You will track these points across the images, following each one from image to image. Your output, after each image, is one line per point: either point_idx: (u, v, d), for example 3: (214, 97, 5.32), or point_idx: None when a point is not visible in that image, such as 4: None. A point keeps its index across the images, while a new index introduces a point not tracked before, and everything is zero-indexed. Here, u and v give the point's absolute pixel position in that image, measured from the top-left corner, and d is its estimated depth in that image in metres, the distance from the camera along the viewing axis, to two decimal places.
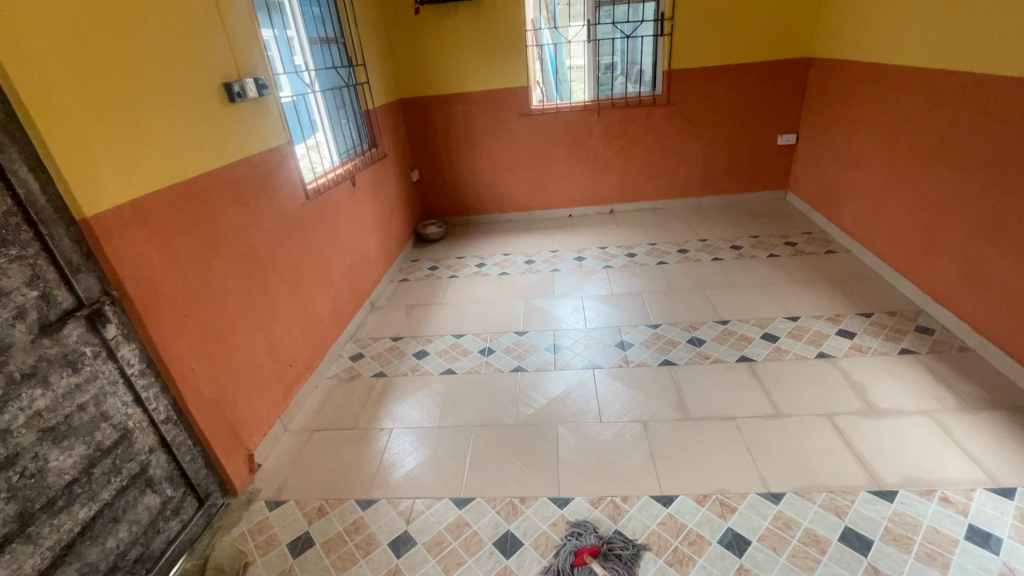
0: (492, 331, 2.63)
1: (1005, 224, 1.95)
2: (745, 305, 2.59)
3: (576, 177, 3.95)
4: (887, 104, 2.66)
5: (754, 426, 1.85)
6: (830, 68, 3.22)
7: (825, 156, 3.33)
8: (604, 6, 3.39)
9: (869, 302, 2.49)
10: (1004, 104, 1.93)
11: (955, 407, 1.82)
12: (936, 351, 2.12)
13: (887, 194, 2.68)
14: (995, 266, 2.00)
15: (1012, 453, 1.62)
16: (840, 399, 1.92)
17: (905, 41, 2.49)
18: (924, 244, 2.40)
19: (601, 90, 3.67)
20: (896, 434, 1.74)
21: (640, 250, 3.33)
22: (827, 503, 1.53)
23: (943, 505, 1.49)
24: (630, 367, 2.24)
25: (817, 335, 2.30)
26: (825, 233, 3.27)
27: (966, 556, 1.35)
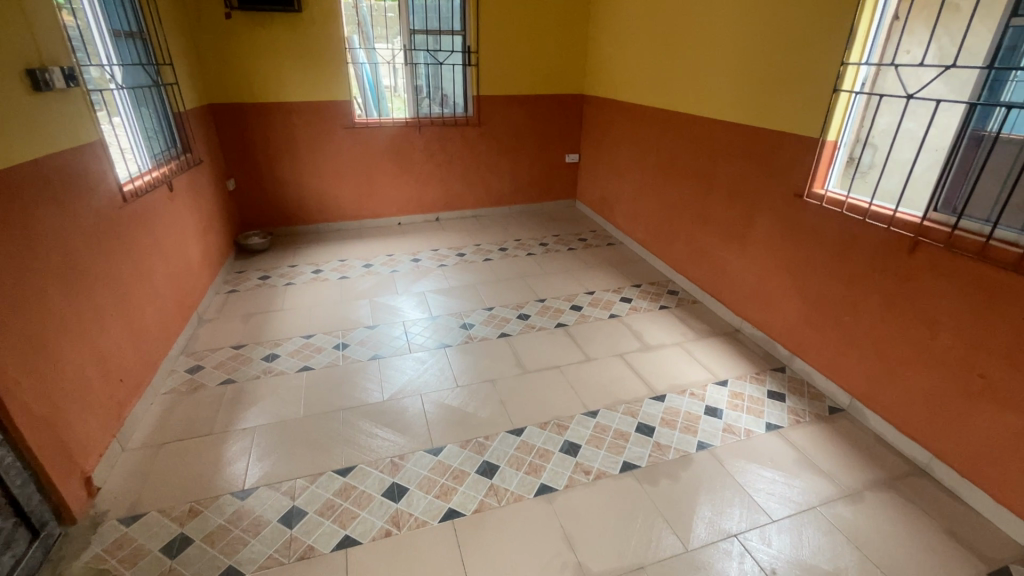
0: (342, 328, 2.74)
1: (709, 214, 2.92)
2: (556, 286, 3.22)
3: (403, 187, 4.23)
4: (636, 133, 3.62)
5: (573, 369, 2.40)
6: (597, 104, 4.17)
7: (600, 171, 4.27)
8: (418, 35, 3.77)
9: (638, 277, 3.35)
10: (702, 135, 2.90)
11: (693, 338, 2.66)
12: (681, 304, 3.00)
13: (642, 198, 3.63)
14: (706, 243, 2.97)
15: (724, 359, 2.48)
16: (627, 343, 2.61)
17: (644, 87, 3.45)
18: (667, 232, 3.35)
19: (420, 109, 4.04)
20: (662, 360, 2.47)
21: (467, 250, 3.77)
22: (626, 410, 2.13)
23: (692, 397, 2.21)
24: (475, 342, 2.62)
25: (608, 302, 3.02)
26: (605, 230, 4.19)
27: (705, 423, 2.06)
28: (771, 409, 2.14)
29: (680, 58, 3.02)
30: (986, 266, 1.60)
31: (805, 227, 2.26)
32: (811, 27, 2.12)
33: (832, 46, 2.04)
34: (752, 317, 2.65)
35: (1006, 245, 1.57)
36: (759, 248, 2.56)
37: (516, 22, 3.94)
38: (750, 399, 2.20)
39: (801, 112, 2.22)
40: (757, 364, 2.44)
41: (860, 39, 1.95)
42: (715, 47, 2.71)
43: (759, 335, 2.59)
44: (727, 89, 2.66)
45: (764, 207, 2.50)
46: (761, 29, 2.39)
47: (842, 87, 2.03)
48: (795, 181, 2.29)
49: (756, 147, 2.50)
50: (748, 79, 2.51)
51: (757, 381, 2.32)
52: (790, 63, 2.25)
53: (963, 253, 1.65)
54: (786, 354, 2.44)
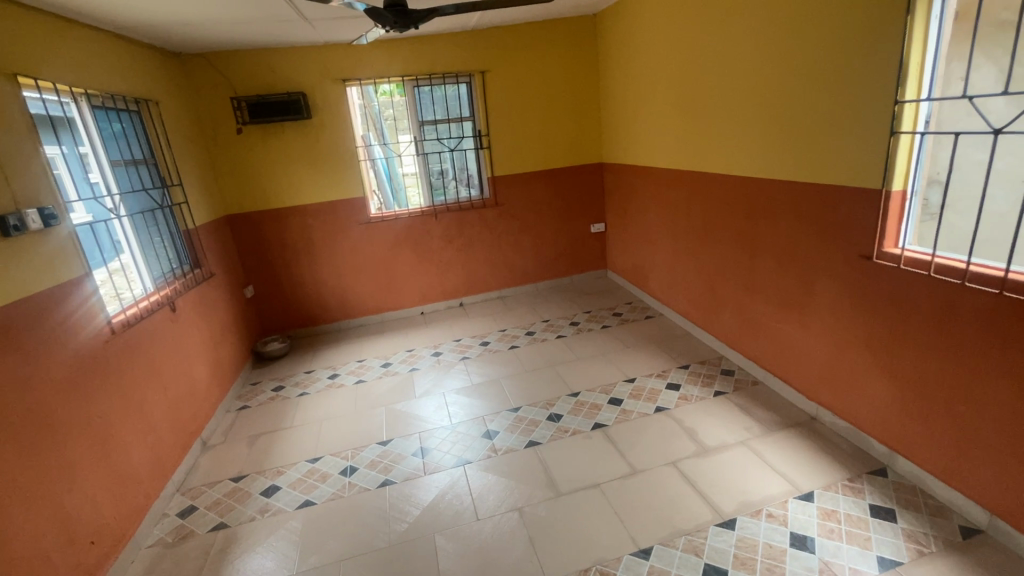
0: (352, 446, 2.45)
1: (757, 281, 2.54)
2: (590, 375, 2.85)
3: (424, 276, 4.08)
4: (663, 197, 3.36)
5: (616, 487, 1.99)
6: (618, 171, 3.97)
7: (629, 239, 3.99)
8: (428, 125, 3.78)
9: (684, 356, 2.94)
10: (737, 195, 2.59)
11: (760, 433, 2.20)
12: (738, 388, 2.56)
13: (678, 266, 3.29)
14: (759, 314, 2.57)
15: (803, 461, 2.00)
16: (679, 445, 2.18)
17: (666, 150, 3.24)
18: (711, 303, 2.97)
19: (436, 196, 3.95)
20: (725, 467, 2.02)
21: (492, 338, 3.49)
22: (687, 545, 1.69)
23: (770, 520, 1.75)
24: (499, 455, 2.27)
25: (651, 391, 2.62)
26: (641, 302, 3.83)
27: (794, 561, 1.59)
28: (880, 534, 1.64)
29: (701, 117, 2.81)
30: None
31: (881, 295, 1.86)
32: (849, 67, 1.86)
33: (878, 84, 1.75)
34: (830, 403, 2.18)
35: None
36: (825, 319, 2.14)
37: (526, 101, 3.90)
38: (848, 521, 1.71)
39: (854, 161, 1.89)
40: (847, 466, 1.95)
41: (914, 73, 1.65)
42: (740, 102, 2.48)
43: (843, 425, 2.11)
44: (761, 143, 2.38)
45: (824, 272, 2.11)
46: (790, 77, 2.15)
47: (900, 128, 1.71)
48: (859, 241, 1.92)
49: (804, 204, 2.16)
50: (783, 131, 2.23)
51: (852, 492, 1.83)
52: (831, 108, 1.96)
53: None
54: (884, 452, 1.94)
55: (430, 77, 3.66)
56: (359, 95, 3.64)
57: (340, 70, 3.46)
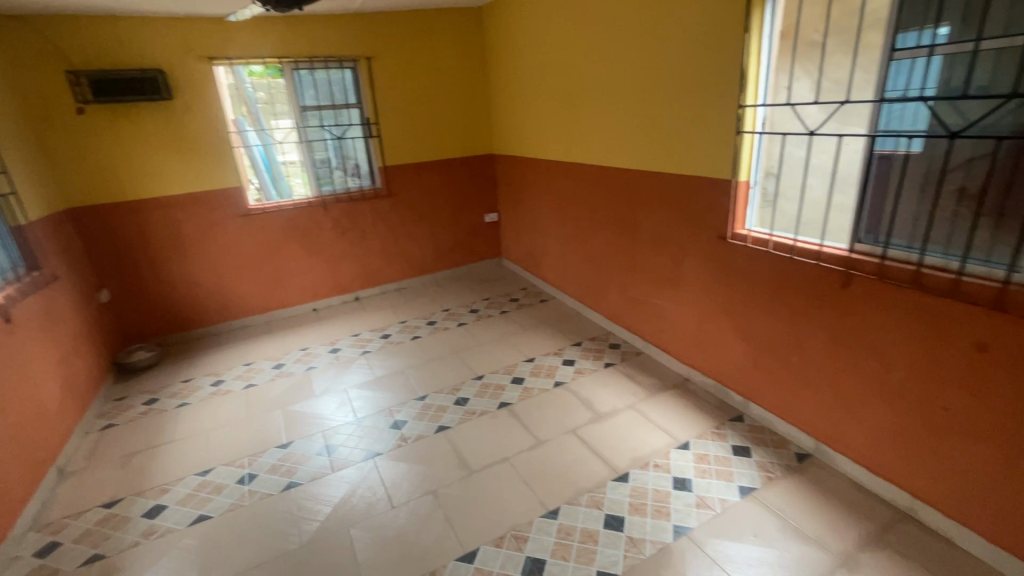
0: (248, 454, 2.30)
1: (637, 262, 2.83)
2: (493, 358, 2.97)
3: (314, 270, 3.88)
4: (552, 186, 3.56)
5: (524, 459, 2.12)
6: (509, 162, 4.11)
7: (521, 228, 4.16)
8: (311, 110, 3.56)
9: (577, 334, 3.18)
10: (617, 185, 2.85)
11: (645, 396, 2.49)
12: (625, 359, 2.85)
13: (567, 252, 3.53)
14: (639, 292, 2.86)
15: (680, 416, 2.31)
16: (577, 414, 2.38)
17: (552, 143, 3.43)
18: (598, 284, 3.24)
19: (323, 186, 3.77)
20: (618, 429, 2.26)
21: (393, 330, 3.45)
22: (590, 501, 1.88)
23: (656, 470, 2.00)
24: (409, 444, 2.29)
25: (550, 369, 2.81)
26: (536, 287, 4.04)
27: (677, 500, 1.85)
28: (740, 468, 1.97)
29: (582, 112, 3.03)
30: (922, 293, 1.54)
31: (735, 269, 2.20)
32: (702, 73, 2.16)
33: (727, 90, 2.06)
34: (699, 365, 2.52)
35: (938, 271, 1.52)
36: (693, 293, 2.47)
37: (414, 90, 3.85)
38: (717, 461, 2.02)
39: (710, 155, 2.20)
40: (714, 416, 2.30)
41: (751, 82, 1.98)
42: (615, 99, 2.72)
43: (709, 382, 2.47)
44: (634, 138, 2.64)
45: (690, 252, 2.43)
46: (656, 79, 2.42)
47: (744, 128, 2.03)
48: (717, 224, 2.24)
49: (672, 193, 2.46)
50: (652, 127, 2.50)
51: (718, 437, 2.16)
52: (690, 109, 2.26)
53: (897, 283, 1.60)
54: (741, 401, 2.31)
55: (310, 60, 3.46)
56: (229, 75, 3.32)
57: (205, 47, 3.13)
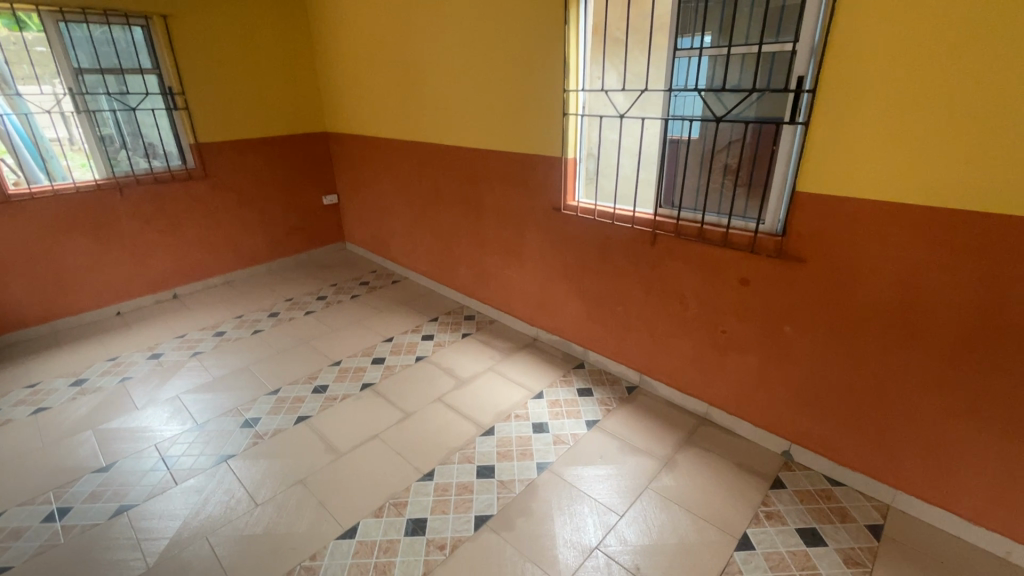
0: (54, 487, 1.92)
1: (483, 236, 3.00)
2: (349, 342, 2.89)
3: (112, 267, 3.26)
4: (393, 166, 3.53)
5: (394, 433, 2.16)
6: (344, 140, 3.93)
7: (364, 209, 4.04)
8: (88, 74, 2.96)
9: (432, 310, 3.26)
10: (459, 163, 2.97)
11: (501, 358, 2.70)
12: (480, 328, 3.03)
13: (415, 230, 3.56)
14: (488, 264, 3.05)
15: (533, 371, 2.57)
16: (441, 383, 2.49)
17: (390, 121, 3.39)
18: (448, 260, 3.35)
19: (116, 166, 3.17)
20: (480, 390, 2.43)
21: (227, 326, 3.11)
22: (462, 457, 2.01)
23: (518, 420, 2.22)
24: (266, 440, 2.14)
25: (409, 345, 2.85)
26: (385, 268, 3.99)
27: (537, 442, 2.09)
28: (585, 406, 2.30)
29: (419, 91, 3.06)
30: (705, 245, 1.98)
31: (569, 236, 2.50)
32: (530, 59, 2.37)
33: (552, 75, 2.31)
34: (545, 325, 2.82)
35: (714, 226, 1.96)
36: (536, 261, 2.73)
37: (226, 57, 3.43)
38: (566, 403, 2.31)
39: (541, 134, 2.44)
40: (561, 367, 2.60)
41: (572, 69, 2.24)
42: (452, 79, 2.81)
43: (554, 339, 2.78)
44: (472, 118, 2.78)
45: (531, 223, 2.67)
46: (489, 63, 2.57)
47: (568, 110, 2.30)
48: (552, 197, 2.51)
49: (512, 169, 2.67)
50: (489, 108, 2.66)
51: (566, 384, 2.46)
52: (522, 92, 2.46)
53: (689, 237, 2.01)
54: (581, 351, 2.66)
55: (82, 12, 2.86)
56: None
57: None
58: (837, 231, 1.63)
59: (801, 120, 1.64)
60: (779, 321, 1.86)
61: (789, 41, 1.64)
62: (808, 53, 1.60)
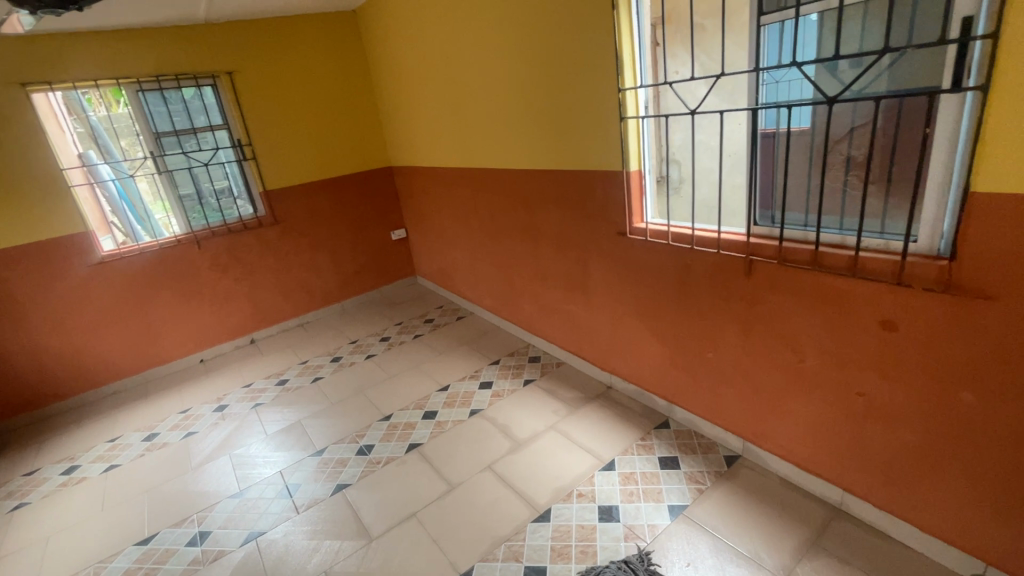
0: (99, 560, 1.88)
1: (544, 268, 2.63)
2: (403, 392, 2.66)
3: (195, 316, 3.40)
4: (452, 196, 3.31)
5: (434, 512, 1.84)
6: (407, 173, 3.81)
7: (430, 242, 3.88)
8: (166, 137, 3.13)
9: (495, 351, 2.95)
10: (515, 188, 2.65)
11: (567, 413, 2.28)
12: (545, 373, 2.64)
13: (477, 263, 3.28)
14: (552, 299, 2.66)
15: (604, 431, 2.12)
16: (493, 446, 2.13)
17: (446, 148, 3.19)
18: (511, 295, 3.02)
19: (195, 220, 3.32)
20: (537, 457, 2.03)
21: (291, 374, 3.06)
22: (507, 552, 1.63)
23: (580, 500, 1.79)
24: (301, 513, 1.95)
25: (465, 396, 2.54)
26: (452, 303, 3.77)
27: (603, 535, 1.64)
28: (669, 484, 1.80)
29: (470, 113, 2.81)
30: (825, 275, 1.41)
31: (639, 266, 2.04)
32: (579, 59, 1.98)
33: (604, 75, 1.89)
34: (619, 371, 2.35)
35: (836, 248, 1.40)
36: (603, 296, 2.29)
37: (290, 105, 3.48)
38: (644, 479, 1.83)
39: (599, 146, 2.03)
40: (639, 426, 2.12)
41: (628, 63, 1.81)
42: (501, 95, 2.51)
43: (631, 388, 2.30)
44: (524, 136, 2.44)
45: (594, 252, 2.25)
46: (535, 70, 2.22)
47: (627, 113, 1.87)
48: (616, 220, 2.07)
49: (569, 191, 2.28)
50: (540, 122, 2.31)
51: (645, 450, 1.98)
52: (572, 98, 2.08)
53: (798, 265, 1.47)
54: (665, 405, 2.16)
55: (157, 79, 3.03)
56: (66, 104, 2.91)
57: (14, 70, 2.63)
58: None
59: (973, 85, 1.06)
60: (952, 385, 1.24)
61: None
62: None
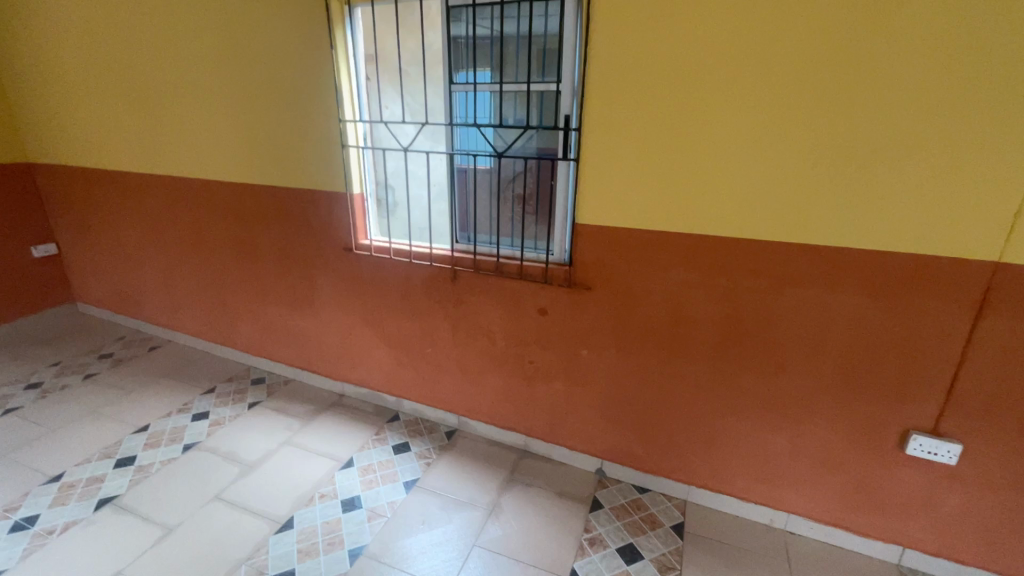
0: None
1: (265, 284, 2.57)
2: (78, 444, 2.15)
3: None
4: (136, 205, 2.83)
5: (148, 561, 1.63)
6: (59, 174, 3.02)
7: (99, 260, 3.16)
8: None
9: (207, 379, 2.67)
10: (226, 200, 2.50)
11: (300, 427, 2.30)
12: (272, 392, 2.57)
13: (175, 282, 2.89)
14: (275, 315, 2.61)
15: (340, 435, 2.25)
16: (219, 475, 1.99)
17: (126, 149, 2.72)
18: (224, 315, 2.79)
19: None
20: (272, 473, 2.01)
21: None
22: (249, 570, 1.60)
23: (323, 500, 1.88)
24: None
25: (174, 432, 2.25)
26: (138, 332, 3.16)
27: (348, 523, 1.78)
28: (403, 465, 2.07)
29: (163, 114, 2.51)
30: (504, 278, 1.95)
31: (365, 278, 2.27)
32: (298, 84, 2.09)
33: (323, 104, 2.07)
34: (350, 378, 2.51)
35: (509, 259, 1.95)
36: (331, 308, 2.42)
37: None
38: (381, 467, 2.06)
39: (321, 167, 2.17)
40: (372, 423, 2.34)
41: (347, 98, 2.04)
42: (205, 101, 2.35)
43: (363, 391, 2.50)
44: (236, 148, 2.36)
45: (320, 266, 2.36)
46: (249, 84, 2.21)
47: (348, 142, 2.09)
48: (341, 236, 2.25)
49: (291, 207, 2.33)
50: (256, 136, 2.28)
51: (380, 442, 2.20)
52: (292, 119, 2.17)
53: (487, 272, 1.97)
54: (394, 401, 2.43)
55: None
56: None
57: None
58: (614, 259, 1.75)
59: (573, 156, 1.72)
60: (578, 346, 1.92)
61: (554, 81, 1.72)
62: (571, 93, 1.69)
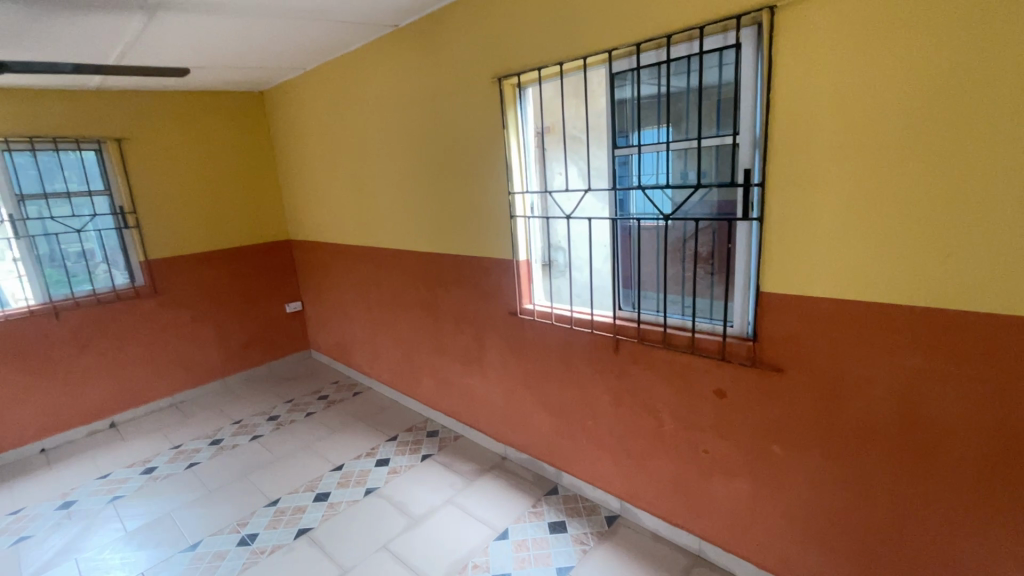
0: None
1: (443, 342, 2.77)
2: (293, 474, 2.55)
3: (47, 396, 2.99)
4: (354, 271, 3.39)
5: None
6: (306, 247, 3.82)
7: (327, 316, 3.84)
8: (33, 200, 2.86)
9: (393, 427, 2.95)
10: (417, 268, 2.82)
11: (463, 486, 2.35)
12: (443, 447, 2.70)
13: (377, 338, 3.33)
14: (450, 373, 2.79)
15: (499, 501, 2.22)
16: (389, 524, 2.13)
17: (349, 226, 3.30)
18: (411, 370, 3.09)
19: (57, 289, 2.99)
20: (434, 531, 2.07)
21: (160, 460, 2.76)
22: None
23: (475, 571, 1.85)
24: None
25: (361, 474, 2.50)
26: (348, 378, 3.71)
27: None
28: (557, 547, 1.93)
29: (374, 197, 2.99)
30: (672, 352, 1.75)
31: (529, 343, 2.28)
32: (475, 162, 2.29)
33: (496, 178, 2.21)
34: (513, 441, 2.50)
35: (679, 330, 1.75)
36: (497, 371, 2.48)
37: (184, 175, 3.38)
38: (535, 545, 1.95)
39: (492, 235, 2.30)
40: (531, 494, 2.26)
41: (517, 169, 2.15)
42: (404, 183, 2.73)
43: (524, 457, 2.46)
44: (425, 221, 2.67)
45: (489, 330, 2.46)
46: (436, 167, 2.49)
47: (516, 213, 2.18)
48: (509, 301, 2.32)
49: (467, 273, 2.50)
50: (440, 211, 2.55)
51: (536, 517, 2.11)
52: (469, 194, 2.36)
53: (653, 344, 1.79)
54: (554, 472, 2.33)
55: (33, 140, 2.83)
56: None
57: None
58: (814, 338, 1.41)
59: (756, 216, 1.48)
60: (765, 440, 1.58)
61: (729, 134, 1.54)
62: (751, 146, 1.48)
